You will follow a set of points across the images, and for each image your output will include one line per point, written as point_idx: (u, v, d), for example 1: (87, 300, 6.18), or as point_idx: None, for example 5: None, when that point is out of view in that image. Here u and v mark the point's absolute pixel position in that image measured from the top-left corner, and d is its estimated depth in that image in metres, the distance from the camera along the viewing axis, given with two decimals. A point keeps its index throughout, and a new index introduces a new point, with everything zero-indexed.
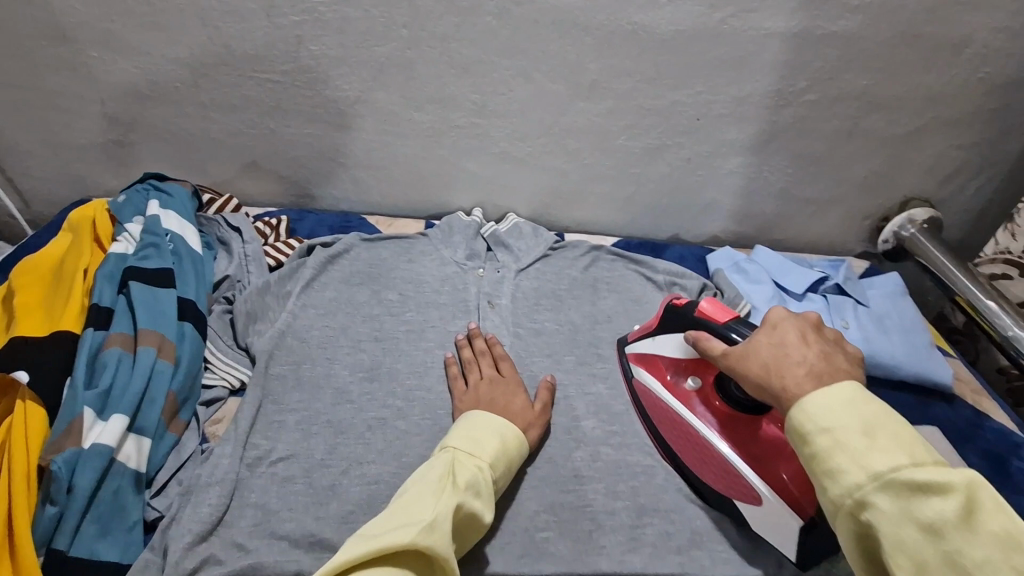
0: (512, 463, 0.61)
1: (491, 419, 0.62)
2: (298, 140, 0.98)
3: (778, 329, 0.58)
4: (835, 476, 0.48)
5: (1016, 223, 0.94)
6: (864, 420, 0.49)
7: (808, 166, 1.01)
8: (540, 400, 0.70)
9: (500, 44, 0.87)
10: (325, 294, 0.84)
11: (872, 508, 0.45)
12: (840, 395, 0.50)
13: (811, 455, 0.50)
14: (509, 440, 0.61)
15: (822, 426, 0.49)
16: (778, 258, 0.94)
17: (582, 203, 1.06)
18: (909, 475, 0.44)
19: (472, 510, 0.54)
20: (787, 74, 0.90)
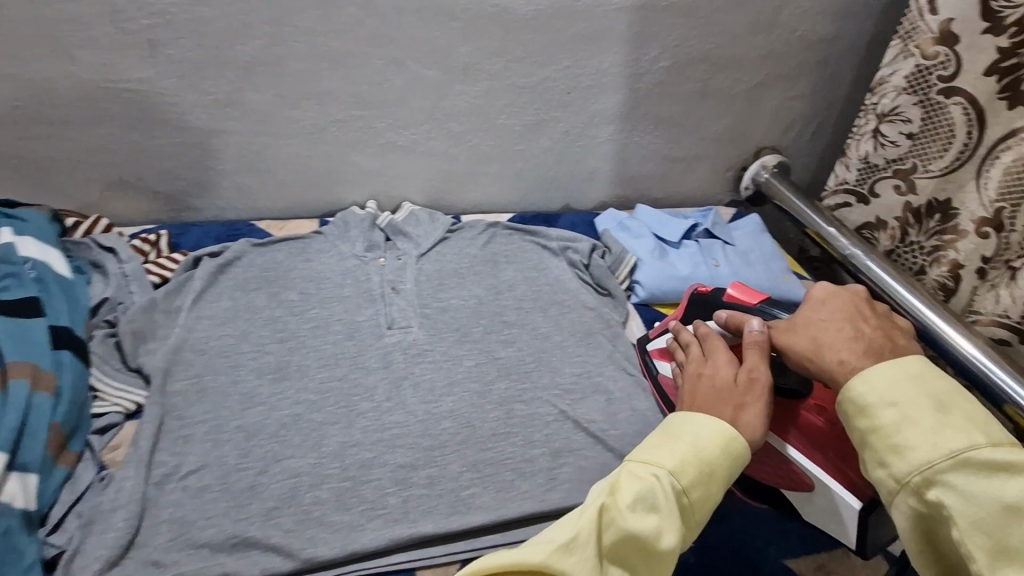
0: (709, 470, 0.54)
1: (684, 420, 0.58)
2: (168, 150, 0.93)
3: (822, 304, 0.62)
4: (903, 452, 0.48)
5: (848, 156, 1.08)
6: (930, 396, 0.50)
7: (673, 127, 1.12)
8: (743, 370, 0.62)
9: (368, 34, 0.88)
10: (220, 304, 0.81)
11: (946, 487, 0.46)
12: (901, 370, 0.52)
13: (874, 430, 0.51)
14: (704, 443, 0.55)
15: (887, 400, 0.51)
16: (656, 213, 1.03)
17: (476, 185, 1.09)
18: (987, 455, 0.46)
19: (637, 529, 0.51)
20: (641, 45, 0.99)
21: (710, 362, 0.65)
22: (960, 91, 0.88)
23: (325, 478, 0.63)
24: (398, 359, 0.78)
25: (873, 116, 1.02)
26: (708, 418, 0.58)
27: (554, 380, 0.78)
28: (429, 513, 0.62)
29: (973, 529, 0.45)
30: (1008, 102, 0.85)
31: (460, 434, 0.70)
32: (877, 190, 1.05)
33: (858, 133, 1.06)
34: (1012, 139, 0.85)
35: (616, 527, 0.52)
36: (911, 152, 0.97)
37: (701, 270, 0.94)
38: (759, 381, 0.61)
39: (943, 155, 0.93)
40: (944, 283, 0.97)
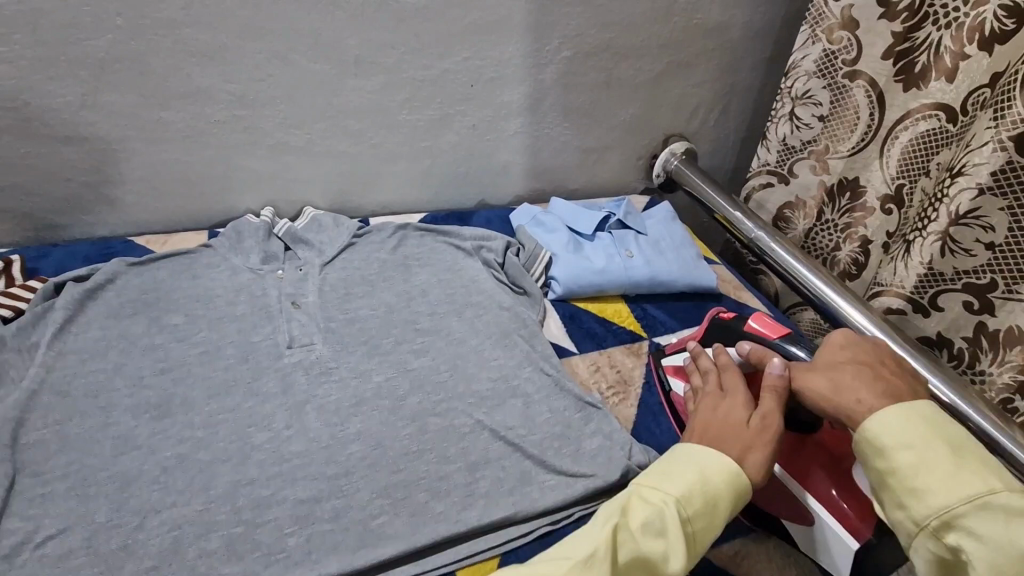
0: (715, 501, 0.54)
1: (691, 449, 0.58)
2: (12, 163, 0.80)
3: (846, 345, 0.63)
4: (919, 495, 0.49)
5: (767, 138, 1.09)
6: (942, 437, 0.51)
7: (583, 118, 1.11)
8: (757, 417, 0.61)
9: (242, 25, 0.80)
10: (87, 336, 0.72)
11: (966, 534, 0.47)
12: (916, 413, 0.53)
13: (891, 474, 0.51)
14: (710, 473, 0.55)
15: (901, 442, 0.51)
16: (570, 206, 1.01)
17: (383, 185, 1.03)
18: (1007, 500, 0.46)
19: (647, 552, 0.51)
20: (541, 34, 0.97)
21: (726, 399, 0.64)
22: (862, 74, 0.92)
23: (214, 525, 0.57)
24: (300, 380, 0.72)
25: (788, 99, 1.03)
26: (717, 459, 0.56)
27: (471, 388, 0.75)
28: (336, 548, 0.58)
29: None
30: (903, 84, 0.89)
31: (368, 457, 0.65)
32: (796, 171, 1.06)
33: (775, 115, 1.07)
34: (906, 121, 0.89)
35: (626, 551, 0.51)
36: (824, 135, 1.00)
37: (615, 262, 0.93)
38: (770, 429, 0.60)
39: (851, 137, 0.97)
40: (856, 259, 1.03)
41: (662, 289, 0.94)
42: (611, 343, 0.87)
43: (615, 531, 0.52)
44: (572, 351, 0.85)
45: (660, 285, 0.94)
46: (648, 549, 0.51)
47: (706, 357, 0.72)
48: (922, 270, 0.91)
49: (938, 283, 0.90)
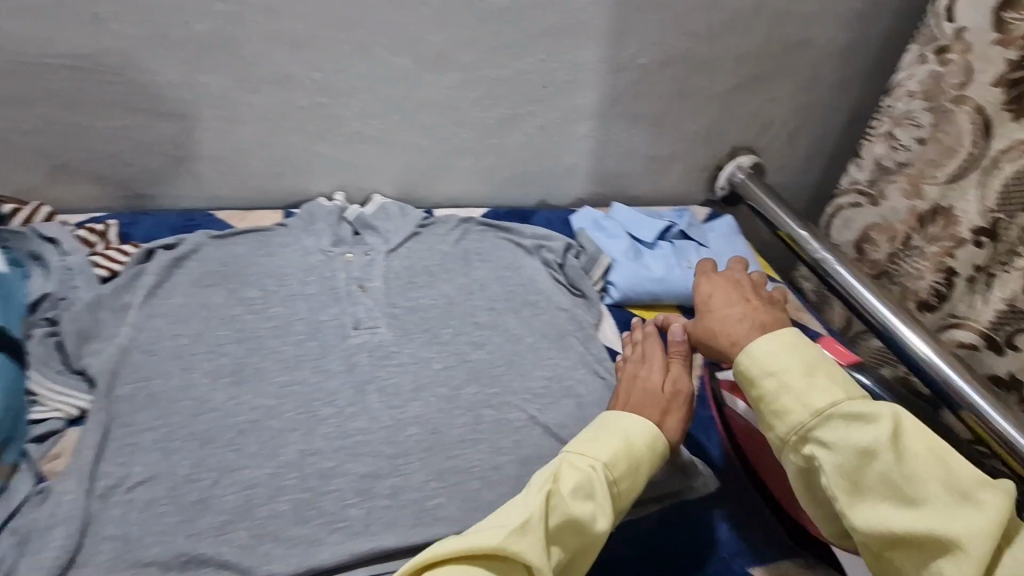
0: (637, 464, 0.60)
1: (614, 420, 0.63)
2: (115, 134, 0.86)
3: (715, 286, 0.70)
4: (783, 416, 0.56)
5: (861, 156, 1.07)
6: (802, 360, 0.58)
7: (651, 125, 1.10)
8: (671, 384, 0.68)
9: (335, 17, 0.82)
10: (174, 301, 0.77)
11: (819, 444, 0.54)
12: (780, 342, 0.59)
13: (762, 399, 0.58)
14: (634, 439, 0.61)
15: (767, 369, 0.58)
16: (633, 214, 1.02)
17: (448, 178, 1.06)
18: (849, 410, 0.54)
19: (580, 513, 0.55)
20: (618, 41, 0.97)
21: (646, 366, 0.71)
22: (969, 100, 0.89)
23: (283, 490, 0.60)
24: (363, 362, 0.75)
25: (887, 119, 1.02)
26: (643, 423, 0.63)
27: (525, 385, 0.77)
28: (393, 525, 0.60)
29: (841, 477, 0.53)
30: (1014, 113, 0.84)
31: (426, 441, 0.68)
32: (886, 193, 1.04)
33: (871, 134, 1.06)
34: (1013, 151, 0.84)
35: (559, 514, 0.54)
36: (921, 158, 0.97)
37: (674, 272, 0.93)
38: (682, 392, 0.68)
39: (950, 162, 0.93)
40: (938, 289, 0.98)
41: None
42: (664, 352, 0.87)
43: (550, 496, 0.55)
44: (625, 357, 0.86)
45: None
46: (582, 510, 0.55)
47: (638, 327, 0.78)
48: (1001, 306, 0.88)
49: (1018, 321, 0.87)
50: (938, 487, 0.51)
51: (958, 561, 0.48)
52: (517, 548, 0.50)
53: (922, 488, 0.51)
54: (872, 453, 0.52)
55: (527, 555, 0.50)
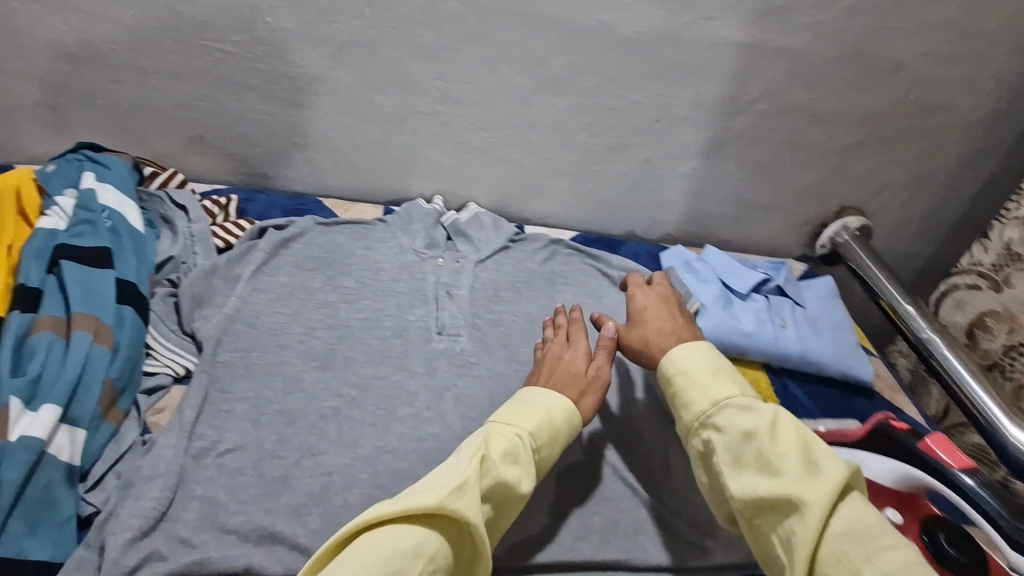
0: (559, 434, 0.62)
1: (531, 394, 0.65)
2: (249, 116, 0.92)
3: (648, 299, 0.76)
4: (688, 405, 0.63)
5: (988, 238, 1.00)
6: (712, 364, 0.65)
7: (758, 171, 1.06)
8: (596, 368, 0.71)
9: (467, 31, 0.85)
10: (277, 279, 0.81)
11: (712, 428, 0.61)
12: (696, 350, 0.67)
13: (674, 393, 0.66)
14: (555, 411, 0.63)
15: (682, 368, 0.66)
16: (727, 260, 0.99)
17: (543, 197, 1.06)
18: (739, 400, 0.61)
19: (507, 476, 0.56)
20: (740, 83, 0.94)
21: (571, 349, 0.73)
22: None
23: (357, 481, 0.62)
24: (442, 369, 0.76)
25: None
26: (560, 398, 0.65)
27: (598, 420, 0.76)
28: None
29: (727, 456, 0.59)
30: None
31: None
32: (1012, 282, 0.96)
33: (1005, 215, 0.98)
34: None
35: (491, 479, 0.56)
36: None
37: (766, 328, 0.89)
38: (602, 378, 0.70)
39: None
40: None
41: (811, 369, 0.89)
42: None
43: (480, 461, 0.56)
44: None
45: (810, 363, 0.88)
46: (510, 475, 0.57)
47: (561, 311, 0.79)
48: None
49: None
50: (801, 459, 0.55)
51: (806, 519, 0.51)
52: (455, 507, 0.51)
53: (786, 460, 0.55)
54: (750, 431, 0.58)
55: (465, 513, 0.51)
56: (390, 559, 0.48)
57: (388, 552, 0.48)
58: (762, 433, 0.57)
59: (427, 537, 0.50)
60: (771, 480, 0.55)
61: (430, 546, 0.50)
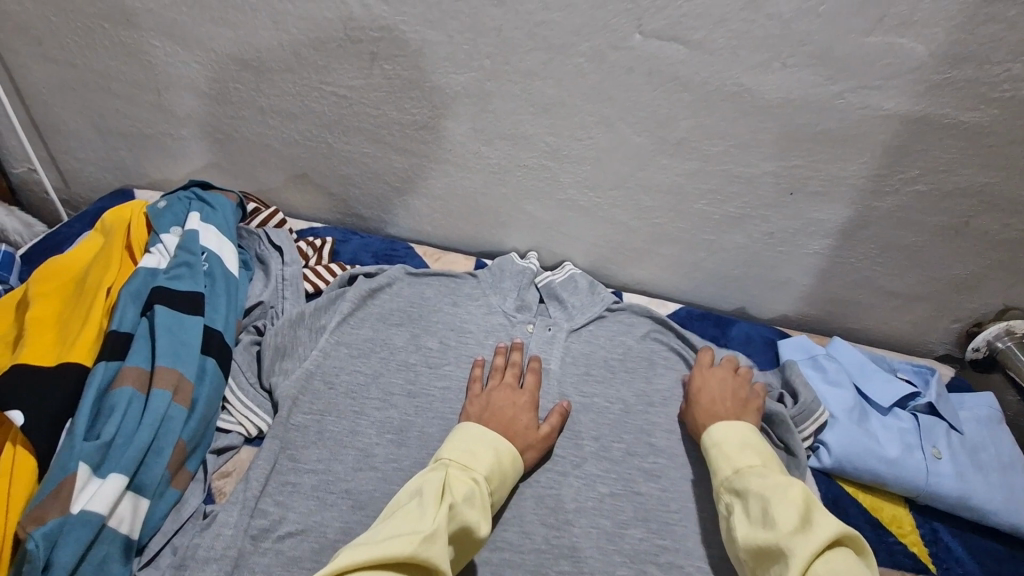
0: (506, 481, 0.59)
1: (473, 428, 0.61)
2: (354, 158, 0.90)
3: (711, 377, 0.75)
4: (714, 470, 0.63)
5: None
6: (743, 437, 0.64)
7: (905, 259, 0.89)
8: (548, 423, 0.68)
9: (588, 87, 0.77)
10: (361, 333, 0.75)
11: (731, 490, 0.59)
12: (738, 428, 0.65)
13: (708, 463, 0.65)
14: (502, 457, 0.60)
15: (713, 439, 0.65)
16: (863, 361, 0.84)
17: (646, 262, 0.96)
18: (759, 466, 0.59)
19: (469, 519, 0.52)
20: (899, 160, 0.78)
21: (522, 398, 0.69)
22: None
23: None
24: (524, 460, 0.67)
25: None
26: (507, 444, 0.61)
27: (702, 548, 0.64)
28: None
29: (739, 515, 0.56)
30: None
31: None
32: None
33: None
34: None
35: (454, 522, 0.51)
36: None
37: (914, 457, 0.74)
38: (545, 437, 0.67)
39: None
40: None
41: (969, 516, 0.72)
42: (880, 559, 0.67)
43: (451, 501, 0.51)
44: None
45: (969, 509, 0.72)
46: (473, 517, 0.52)
47: (518, 349, 0.75)
48: None
49: None
50: (801, 513, 0.52)
51: (792, 566, 0.48)
52: (430, 559, 0.46)
53: (785, 510, 0.52)
54: (760, 489, 0.56)
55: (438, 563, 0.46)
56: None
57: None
58: (769, 489, 0.55)
59: None
60: (767, 531, 0.52)
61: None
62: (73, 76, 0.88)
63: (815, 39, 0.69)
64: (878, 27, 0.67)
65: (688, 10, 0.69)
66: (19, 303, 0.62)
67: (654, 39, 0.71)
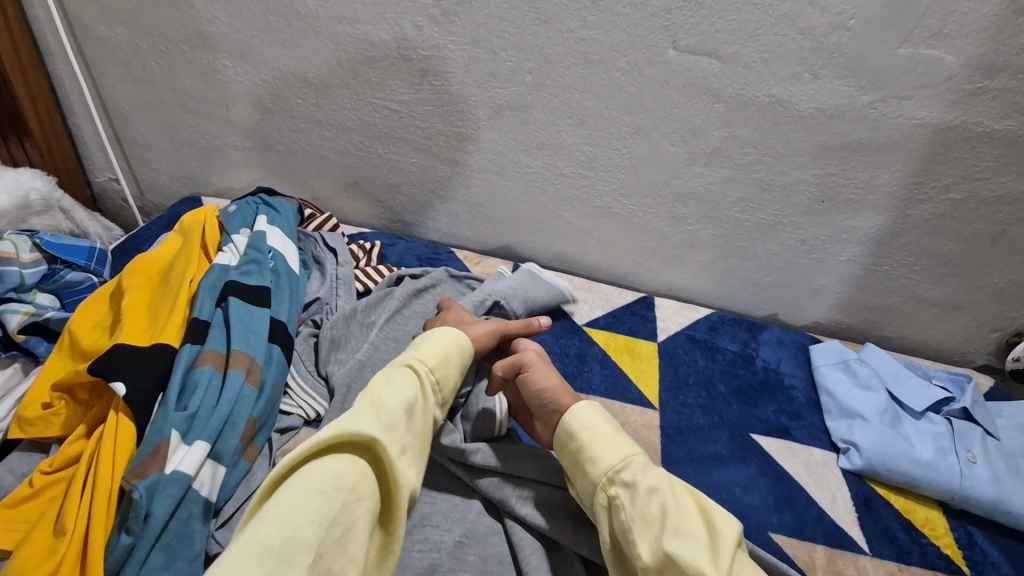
0: (450, 360, 0.62)
1: (439, 334, 0.63)
2: (402, 168, 0.96)
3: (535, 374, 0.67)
4: (594, 461, 0.55)
5: None
6: (613, 423, 0.59)
7: (941, 266, 0.89)
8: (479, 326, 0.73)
9: (624, 100, 0.81)
10: (407, 329, 0.79)
11: (618, 483, 0.54)
12: (604, 415, 0.59)
13: (576, 452, 0.57)
14: (445, 349, 0.62)
15: (586, 426, 0.58)
16: (895, 365, 0.85)
17: (679, 267, 0.99)
18: (643, 458, 0.56)
19: (403, 396, 0.54)
20: (932, 168, 0.79)
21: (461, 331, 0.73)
22: None
23: (465, 567, 0.57)
24: None
25: None
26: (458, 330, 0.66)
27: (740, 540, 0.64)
28: None
29: (637, 510, 0.51)
30: None
31: None
32: None
33: None
34: None
35: (396, 407, 0.53)
36: None
37: (947, 461, 0.74)
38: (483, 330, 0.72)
39: None
40: None
41: (1007, 521, 0.72)
42: (917, 558, 0.67)
43: (369, 391, 0.53)
44: (864, 552, 0.67)
45: (1006, 515, 0.72)
46: (408, 392, 0.55)
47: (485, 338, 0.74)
48: None
49: None
50: (700, 523, 0.50)
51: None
52: (353, 432, 0.47)
53: (686, 518, 0.50)
54: (657, 485, 0.52)
55: (364, 432, 0.48)
56: (314, 504, 0.42)
57: (307, 516, 0.42)
58: (664, 491, 0.52)
59: (354, 484, 0.45)
60: (674, 534, 0.49)
61: (349, 480, 0.45)
62: (154, 94, 0.97)
63: (844, 53, 0.72)
64: (908, 40, 0.70)
65: (721, 26, 0.73)
66: (113, 294, 0.70)
67: (688, 54, 0.76)
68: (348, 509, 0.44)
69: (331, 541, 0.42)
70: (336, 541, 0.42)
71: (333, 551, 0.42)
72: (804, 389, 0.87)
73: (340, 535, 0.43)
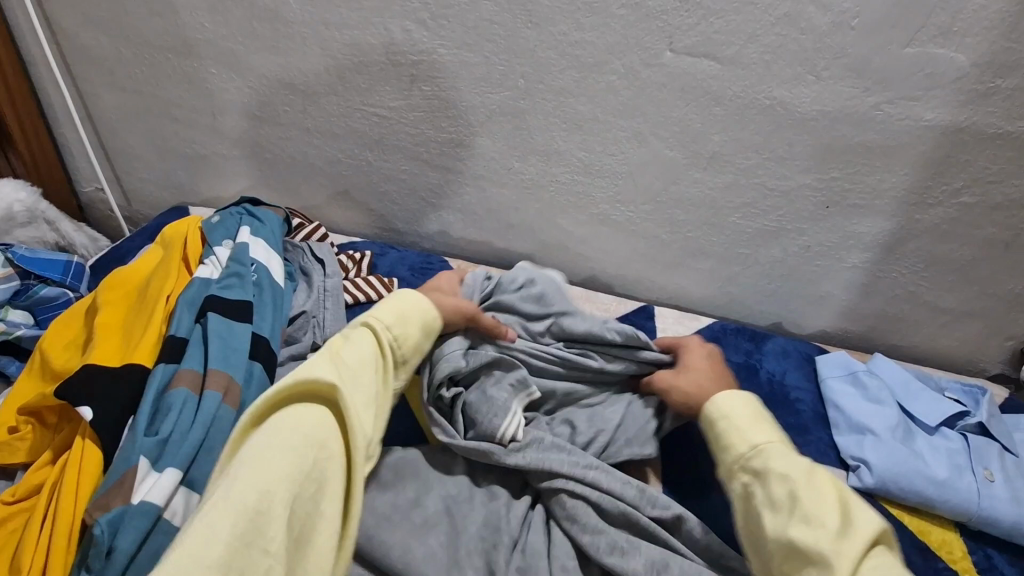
0: (408, 321, 0.63)
1: (403, 298, 0.65)
2: (394, 175, 0.94)
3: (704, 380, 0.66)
4: (728, 446, 0.58)
5: None
6: (757, 412, 0.60)
7: (950, 273, 0.86)
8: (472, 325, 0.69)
9: (619, 103, 0.78)
10: None
11: (749, 470, 0.56)
12: (752, 406, 0.60)
13: (714, 438, 0.60)
14: (405, 314, 0.63)
15: (724, 414, 0.60)
16: (906, 378, 0.81)
17: (679, 276, 0.96)
18: (779, 444, 0.56)
19: (360, 354, 0.57)
20: (942, 172, 0.76)
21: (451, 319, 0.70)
22: None
23: None
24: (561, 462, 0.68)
25: None
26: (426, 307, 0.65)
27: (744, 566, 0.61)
28: None
29: (766, 495, 0.53)
30: None
31: None
32: None
33: None
34: None
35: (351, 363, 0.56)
36: None
37: (964, 480, 0.71)
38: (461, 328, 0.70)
39: None
40: None
41: None
42: None
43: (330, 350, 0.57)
44: None
45: None
46: (367, 350, 0.58)
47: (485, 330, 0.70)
48: None
49: None
50: (834, 509, 0.50)
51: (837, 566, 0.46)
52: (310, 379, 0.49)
53: (817, 505, 0.51)
54: (787, 472, 0.53)
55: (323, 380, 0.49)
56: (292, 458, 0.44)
57: (286, 464, 0.44)
58: (795, 475, 0.53)
59: (318, 432, 0.47)
60: (803, 519, 0.50)
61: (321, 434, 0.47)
62: (139, 102, 0.95)
63: (849, 53, 0.69)
64: (915, 40, 0.67)
65: (720, 27, 0.70)
66: (88, 310, 0.67)
67: (686, 55, 0.73)
68: (318, 462, 0.46)
69: (302, 497, 0.44)
70: (304, 489, 0.45)
71: (303, 507, 0.45)
72: (810, 403, 0.83)
73: (312, 489, 0.45)
